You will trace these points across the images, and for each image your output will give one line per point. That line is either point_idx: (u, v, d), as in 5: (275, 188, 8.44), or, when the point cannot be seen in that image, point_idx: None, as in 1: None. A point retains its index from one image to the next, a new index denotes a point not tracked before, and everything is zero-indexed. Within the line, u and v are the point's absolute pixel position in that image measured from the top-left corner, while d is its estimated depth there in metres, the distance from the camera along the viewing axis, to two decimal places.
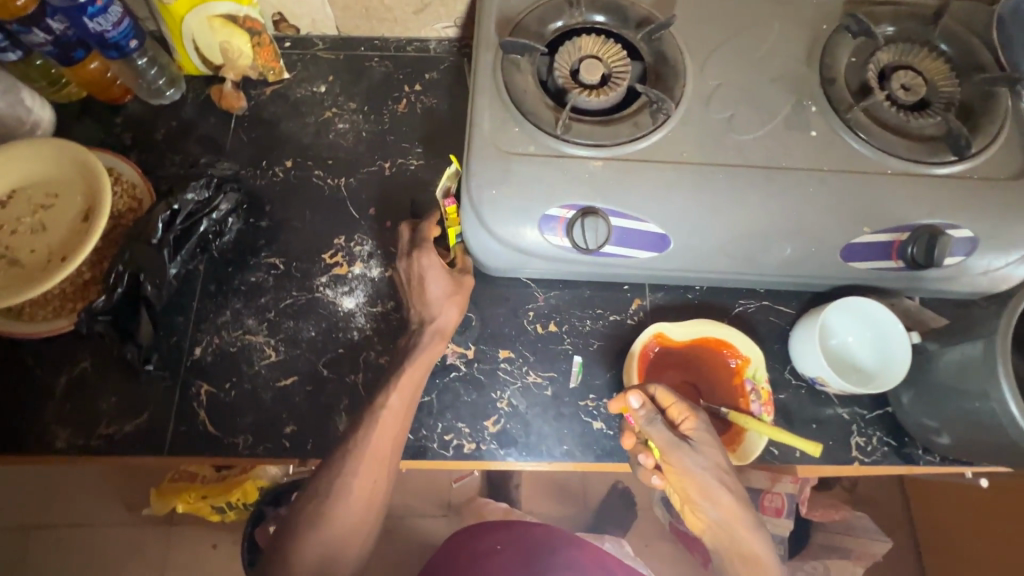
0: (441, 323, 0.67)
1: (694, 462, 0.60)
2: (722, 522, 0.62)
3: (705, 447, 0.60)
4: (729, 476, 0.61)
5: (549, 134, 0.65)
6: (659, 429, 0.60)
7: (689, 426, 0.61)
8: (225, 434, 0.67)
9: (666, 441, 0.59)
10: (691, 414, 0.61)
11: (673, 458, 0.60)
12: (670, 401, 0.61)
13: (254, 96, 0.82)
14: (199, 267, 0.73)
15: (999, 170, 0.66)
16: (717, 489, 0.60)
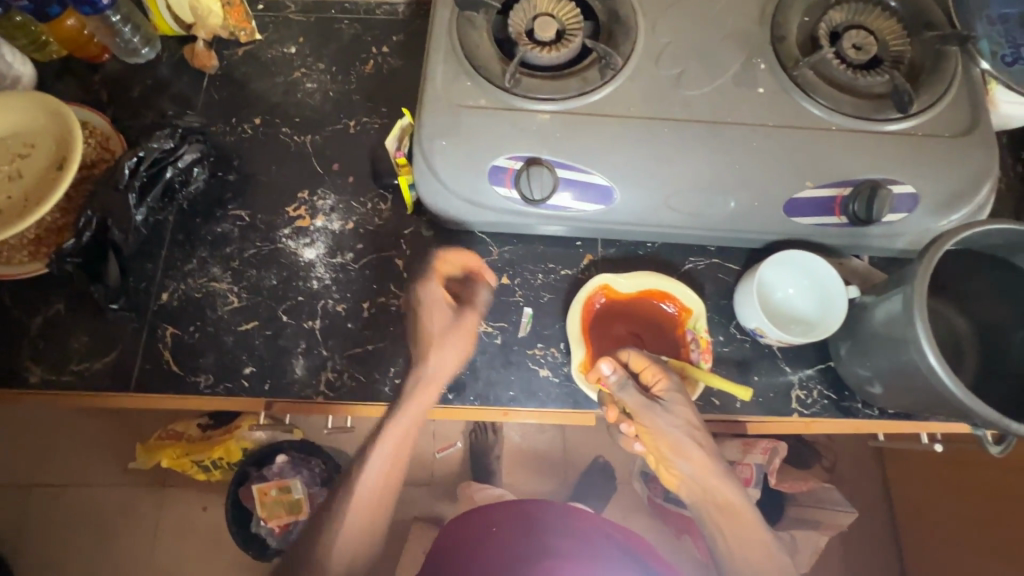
0: (450, 355, 0.69)
1: (667, 421, 0.65)
2: (695, 476, 0.71)
3: (676, 407, 0.65)
4: (701, 431, 0.66)
5: (499, 87, 0.66)
6: (629, 392, 0.64)
7: (660, 388, 0.65)
8: (188, 373, 0.71)
9: (639, 403, 0.64)
10: (661, 375, 0.65)
11: (646, 418, 0.65)
12: (643, 364, 0.66)
13: (227, 56, 0.84)
14: (168, 216, 0.76)
15: (946, 128, 0.66)
16: (689, 445, 0.67)
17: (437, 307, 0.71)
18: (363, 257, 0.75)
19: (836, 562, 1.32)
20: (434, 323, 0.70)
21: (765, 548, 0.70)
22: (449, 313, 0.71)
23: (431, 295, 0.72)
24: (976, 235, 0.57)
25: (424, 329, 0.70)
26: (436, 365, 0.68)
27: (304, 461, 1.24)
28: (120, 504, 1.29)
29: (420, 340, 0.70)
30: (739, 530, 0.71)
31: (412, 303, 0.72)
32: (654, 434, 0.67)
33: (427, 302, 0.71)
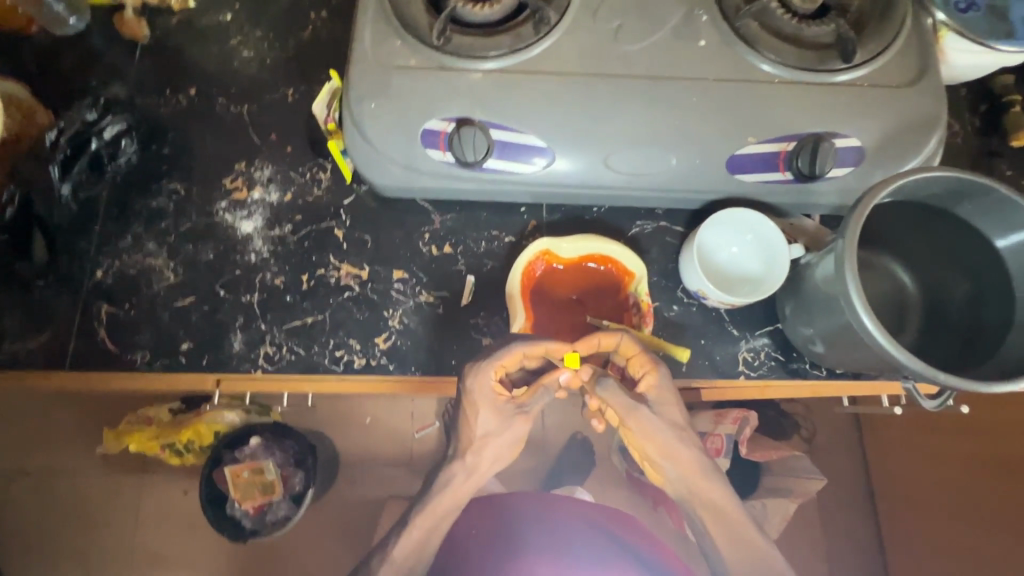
0: (497, 448, 0.65)
1: (653, 419, 0.62)
2: (681, 480, 0.63)
3: (661, 406, 0.62)
4: (689, 430, 0.63)
5: (430, 45, 0.64)
6: (613, 388, 0.62)
7: (648, 384, 0.63)
8: (124, 350, 0.69)
9: (624, 401, 0.62)
10: (650, 369, 0.64)
11: (633, 419, 0.61)
12: (632, 352, 0.65)
13: (159, 25, 0.81)
14: (100, 191, 0.74)
15: (893, 78, 0.64)
16: (677, 446, 0.62)
17: (495, 407, 0.64)
18: (302, 229, 0.73)
19: (813, 530, 1.32)
20: (487, 419, 0.64)
21: (770, 561, 0.60)
22: (505, 410, 0.64)
23: (478, 389, 0.63)
24: (913, 184, 0.55)
25: (471, 424, 0.64)
26: (485, 448, 0.64)
27: (278, 443, 1.16)
28: (90, 493, 1.23)
29: (472, 434, 0.64)
30: (748, 556, 0.60)
31: (466, 402, 0.63)
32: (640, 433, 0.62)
33: (476, 396, 0.63)
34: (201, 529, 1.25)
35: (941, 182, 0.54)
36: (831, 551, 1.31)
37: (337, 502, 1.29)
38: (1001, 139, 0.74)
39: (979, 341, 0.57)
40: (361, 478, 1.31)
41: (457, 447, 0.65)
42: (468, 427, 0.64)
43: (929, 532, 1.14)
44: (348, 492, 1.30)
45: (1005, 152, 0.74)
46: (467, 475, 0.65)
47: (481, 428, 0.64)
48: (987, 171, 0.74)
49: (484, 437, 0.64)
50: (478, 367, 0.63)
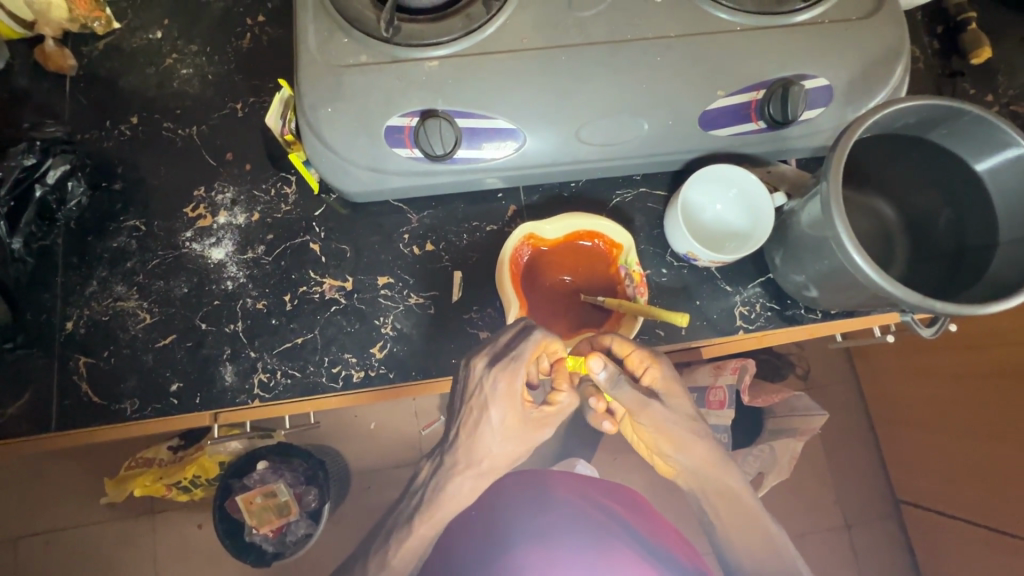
0: (521, 453, 0.62)
1: (667, 414, 0.60)
2: (695, 470, 0.62)
3: (671, 398, 0.61)
4: (700, 424, 0.62)
5: (379, 39, 0.61)
6: (623, 385, 0.59)
7: (654, 377, 0.61)
8: (111, 401, 0.66)
9: (637, 399, 0.59)
10: (652, 363, 0.61)
11: (644, 415, 0.60)
12: (628, 349, 0.62)
13: (87, 53, 0.76)
14: (54, 240, 0.70)
15: (852, 11, 0.63)
16: (691, 437, 0.61)
17: (519, 413, 0.60)
18: (276, 248, 0.70)
19: (820, 461, 1.36)
20: (509, 425, 0.60)
21: (772, 539, 0.62)
22: (528, 416, 0.60)
23: (504, 390, 0.58)
24: (887, 116, 0.55)
25: (488, 430, 0.60)
26: (503, 457, 0.61)
27: (286, 463, 1.15)
28: (105, 541, 1.21)
29: (493, 442, 0.60)
30: (755, 538, 0.62)
31: (487, 403, 0.59)
32: (650, 425, 0.61)
33: (500, 399, 0.59)
34: (223, 562, 1.23)
35: (915, 111, 0.54)
36: (838, 479, 1.35)
37: (355, 511, 1.28)
38: (962, 59, 0.74)
39: (965, 263, 0.58)
40: (378, 484, 1.30)
41: (468, 461, 0.61)
42: (481, 433, 0.60)
43: (928, 448, 1.19)
44: (367, 500, 1.29)
45: (967, 71, 0.75)
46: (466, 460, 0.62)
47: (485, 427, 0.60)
48: (951, 93, 0.74)
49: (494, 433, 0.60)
50: (503, 364, 0.59)
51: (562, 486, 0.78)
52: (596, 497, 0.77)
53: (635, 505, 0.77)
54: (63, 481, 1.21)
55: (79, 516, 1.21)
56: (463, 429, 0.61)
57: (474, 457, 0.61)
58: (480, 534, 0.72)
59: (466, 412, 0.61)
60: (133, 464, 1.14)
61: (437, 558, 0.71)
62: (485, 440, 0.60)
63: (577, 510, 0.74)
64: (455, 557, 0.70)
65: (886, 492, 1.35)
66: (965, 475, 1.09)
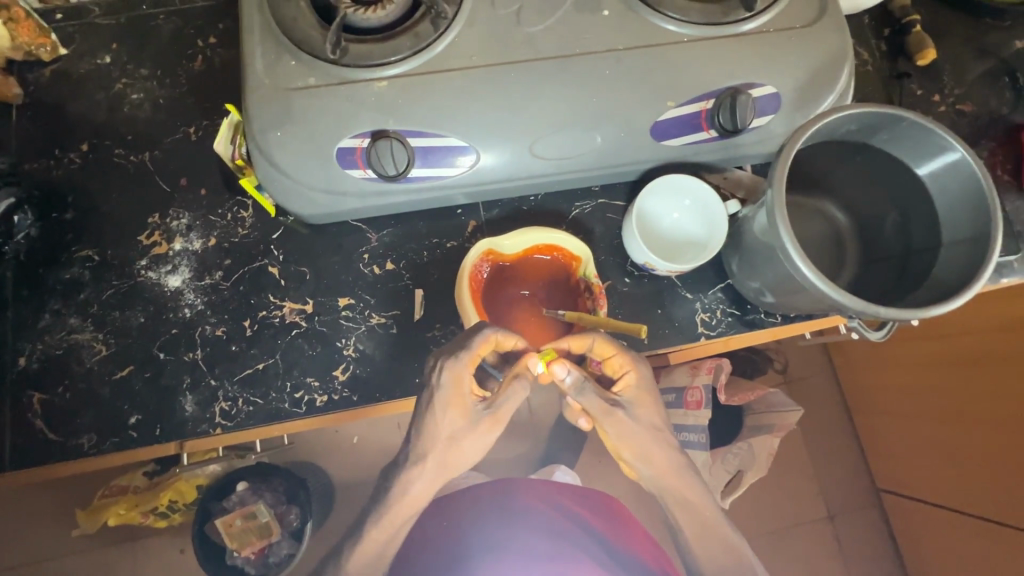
0: (470, 448, 0.62)
1: (632, 423, 0.61)
2: (656, 480, 0.63)
3: (636, 407, 0.61)
4: (664, 432, 0.63)
5: (326, 60, 0.60)
6: (588, 392, 0.61)
7: (627, 384, 0.62)
8: (68, 437, 0.65)
9: (599, 405, 0.61)
10: (630, 368, 0.62)
11: (610, 424, 0.62)
12: (609, 352, 0.63)
13: (33, 80, 0.74)
14: (3, 274, 0.69)
15: (796, 19, 0.63)
16: (653, 448, 0.62)
17: (464, 406, 0.61)
18: (233, 273, 0.69)
19: (797, 454, 1.37)
20: (454, 419, 0.61)
21: (734, 548, 0.62)
22: (472, 410, 0.61)
23: (453, 385, 0.60)
24: (830, 124, 0.55)
25: (435, 424, 0.61)
26: (451, 453, 0.62)
27: (265, 483, 1.13)
28: (84, 571, 1.19)
29: (439, 436, 0.61)
30: (717, 542, 0.62)
31: (435, 399, 0.60)
32: (614, 433, 0.62)
33: (447, 394, 0.60)
34: None
35: (857, 119, 0.55)
36: (818, 471, 1.37)
37: (340, 529, 1.26)
38: (908, 60, 0.76)
39: (913, 264, 0.59)
40: (359, 500, 1.28)
41: (417, 454, 0.61)
42: (442, 441, 0.61)
43: (904, 438, 1.21)
44: (349, 517, 1.28)
45: (914, 72, 0.76)
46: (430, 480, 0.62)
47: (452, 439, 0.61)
48: (900, 94, 0.76)
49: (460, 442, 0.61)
50: (453, 361, 0.60)
51: (531, 493, 0.78)
52: (563, 502, 0.77)
53: (606, 512, 0.77)
54: (37, 512, 1.18)
55: (51, 549, 1.18)
56: (413, 424, 0.62)
57: (422, 451, 0.61)
58: (448, 543, 0.71)
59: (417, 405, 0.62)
60: (106, 493, 1.11)
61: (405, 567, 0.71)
62: (433, 431, 0.61)
63: (547, 518, 0.73)
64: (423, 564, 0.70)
65: (865, 482, 1.37)
66: (940, 463, 1.12)
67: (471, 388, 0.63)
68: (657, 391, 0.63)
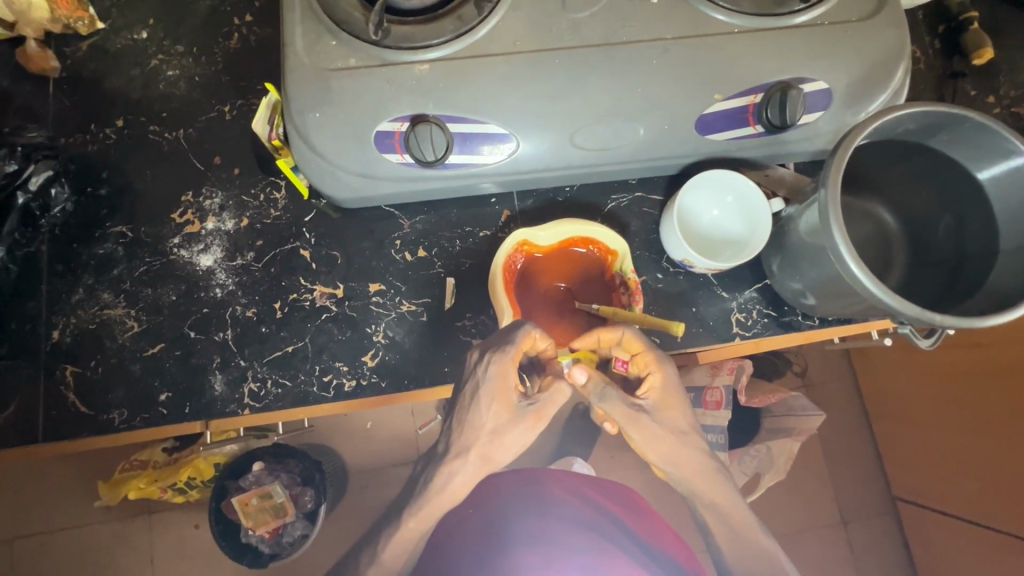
0: (512, 442, 0.61)
1: (658, 426, 0.59)
2: (685, 482, 0.61)
3: (662, 414, 0.60)
4: (691, 434, 0.61)
5: (368, 42, 0.59)
6: (610, 397, 0.59)
7: (652, 386, 0.61)
8: (99, 412, 0.66)
9: (623, 410, 0.59)
10: (654, 368, 0.61)
11: (633, 428, 0.60)
12: (637, 349, 0.61)
13: (70, 54, 0.74)
14: (39, 247, 0.69)
15: (852, 12, 0.61)
16: (679, 451, 0.60)
17: (507, 400, 0.60)
18: (265, 255, 0.69)
19: (816, 459, 1.35)
20: (496, 412, 0.60)
21: (767, 551, 0.61)
22: (516, 406, 0.60)
23: (498, 378, 0.59)
24: (888, 122, 0.54)
25: (477, 416, 0.60)
26: (493, 447, 0.60)
27: (282, 465, 1.12)
28: (103, 541, 1.21)
29: (482, 428, 0.60)
30: (747, 543, 0.61)
31: (480, 390, 0.60)
32: (641, 437, 0.60)
33: (492, 386, 0.59)
34: (218, 562, 1.22)
35: (914, 117, 0.53)
36: (836, 477, 1.35)
37: (353, 512, 1.27)
38: (963, 59, 0.73)
39: (965, 272, 0.58)
40: (374, 484, 1.28)
41: (460, 446, 0.61)
42: (472, 430, 0.60)
43: (922, 447, 1.19)
44: (363, 500, 1.28)
45: (968, 72, 0.73)
46: (457, 470, 0.61)
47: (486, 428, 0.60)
48: (952, 94, 0.73)
49: (493, 433, 0.60)
50: (499, 353, 0.59)
51: (556, 483, 0.78)
52: (588, 496, 0.76)
53: (633, 505, 0.77)
54: (60, 482, 1.20)
55: (72, 516, 1.20)
56: (457, 415, 0.62)
57: (466, 444, 0.61)
58: (478, 533, 0.71)
59: (462, 398, 0.62)
60: (126, 466, 1.12)
61: (432, 551, 0.72)
62: (474, 423, 0.60)
63: (575, 510, 0.73)
64: (449, 552, 0.71)
65: (882, 490, 1.35)
66: (958, 474, 1.09)
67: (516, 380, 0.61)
68: (683, 392, 0.61)
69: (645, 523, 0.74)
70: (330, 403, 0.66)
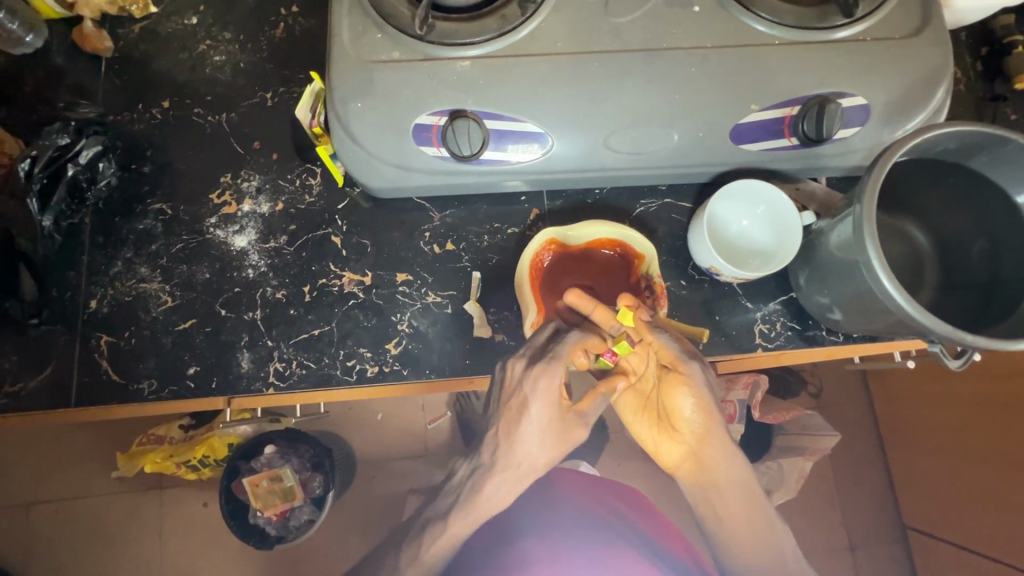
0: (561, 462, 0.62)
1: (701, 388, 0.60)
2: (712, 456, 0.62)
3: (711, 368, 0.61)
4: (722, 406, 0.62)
5: (412, 36, 0.60)
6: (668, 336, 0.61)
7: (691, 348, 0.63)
8: (129, 381, 0.68)
9: (677, 352, 0.60)
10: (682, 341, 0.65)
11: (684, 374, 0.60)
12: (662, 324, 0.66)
13: (122, 35, 0.77)
14: (82, 219, 0.71)
15: (895, 30, 0.61)
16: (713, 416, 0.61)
17: (559, 416, 0.61)
18: (298, 239, 0.71)
19: (827, 480, 1.34)
20: (550, 433, 0.60)
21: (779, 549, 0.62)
22: (570, 420, 0.61)
23: (547, 389, 0.59)
24: (929, 139, 0.53)
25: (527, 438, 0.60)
26: (542, 464, 0.61)
27: (293, 449, 1.14)
28: (115, 511, 1.23)
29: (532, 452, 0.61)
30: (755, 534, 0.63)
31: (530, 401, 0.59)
32: (684, 396, 0.61)
33: (542, 400, 0.59)
34: (224, 540, 1.24)
35: (955, 137, 0.53)
36: (847, 501, 1.33)
37: (359, 501, 1.28)
38: (1005, 83, 0.73)
39: (997, 295, 0.57)
40: (382, 476, 1.29)
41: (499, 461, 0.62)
42: None
43: (936, 474, 1.17)
44: (370, 490, 1.29)
45: (1010, 96, 0.73)
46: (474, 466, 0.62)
47: (545, 452, 0.60)
48: (992, 117, 0.72)
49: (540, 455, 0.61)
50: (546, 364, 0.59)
51: (576, 486, 0.78)
52: (607, 502, 0.76)
53: (652, 516, 0.76)
54: (79, 450, 1.23)
55: (86, 484, 1.23)
56: (505, 432, 0.61)
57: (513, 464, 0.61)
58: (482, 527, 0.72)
59: (508, 415, 0.61)
60: (142, 440, 1.14)
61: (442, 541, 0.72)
62: (525, 443, 0.60)
63: (593, 514, 0.73)
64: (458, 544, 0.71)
65: (894, 517, 1.32)
66: (970, 503, 1.08)
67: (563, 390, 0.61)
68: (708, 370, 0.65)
69: (663, 534, 0.73)
70: (351, 388, 0.68)
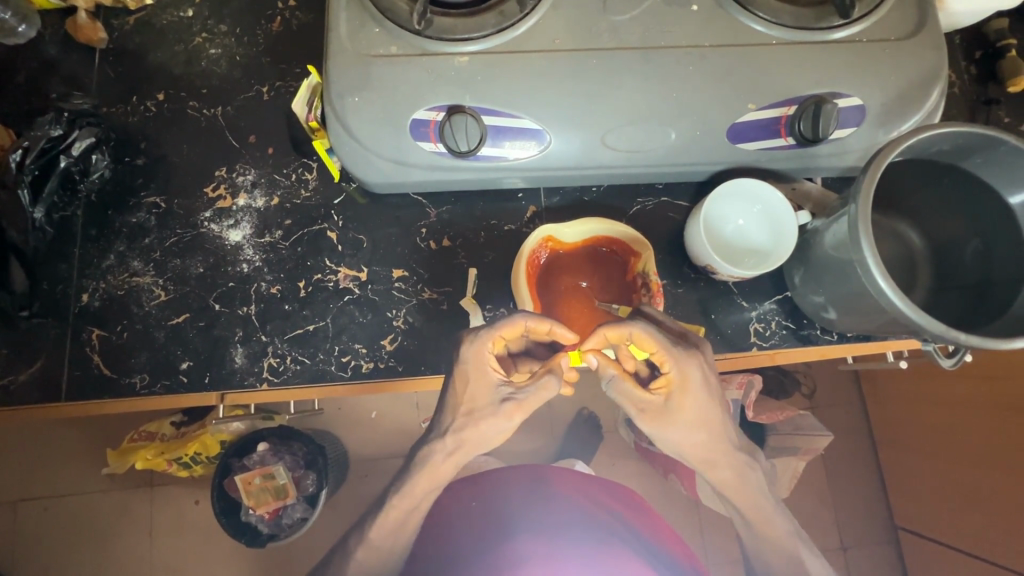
0: (498, 436, 0.60)
1: (677, 420, 0.58)
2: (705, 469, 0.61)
3: (671, 408, 0.58)
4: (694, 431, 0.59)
5: (411, 32, 0.60)
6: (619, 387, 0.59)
7: (664, 381, 0.58)
8: (121, 375, 0.67)
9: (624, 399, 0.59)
10: (669, 363, 0.57)
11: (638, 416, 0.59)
12: (649, 343, 0.58)
13: (117, 27, 0.76)
14: (75, 211, 0.71)
15: (891, 32, 0.61)
16: (689, 442, 0.59)
17: (489, 386, 0.59)
18: (293, 234, 0.70)
19: (819, 481, 1.34)
20: (474, 393, 0.59)
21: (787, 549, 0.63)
22: (495, 389, 0.59)
23: (473, 363, 0.58)
24: (925, 139, 0.54)
25: (456, 398, 0.59)
26: (491, 445, 0.60)
27: (286, 446, 1.11)
28: (104, 509, 1.22)
29: (469, 421, 0.59)
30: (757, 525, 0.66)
31: (456, 375, 0.59)
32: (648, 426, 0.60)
33: (468, 371, 0.58)
34: (215, 538, 1.23)
35: (950, 138, 0.53)
36: (838, 501, 1.34)
37: (352, 499, 1.27)
38: (998, 86, 0.73)
39: (990, 295, 0.58)
40: (375, 474, 1.29)
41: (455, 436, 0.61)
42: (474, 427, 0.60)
43: (928, 474, 1.17)
44: (362, 488, 1.28)
45: (1003, 99, 0.73)
46: (467, 464, 0.62)
47: (467, 401, 0.59)
48: (985, 120, 0.73)
49: (468, 414, 0.59)
50: (473, 338, 0.58)
51: (585, 487, 0.77)
52: (614, 506, 0.75)
53: (655, 520, 0.75)
54: (69, 447, 1.22)
55: (75, 482, 1.22)
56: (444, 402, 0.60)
57: (468, 450, 0.61)
58: (484, 521, 0.71)
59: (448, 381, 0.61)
60: (133, 437, 1.14)
61: (444, 532, 0.72)
62: (489, 442, 0.61)
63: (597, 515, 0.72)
64: (453, 542, 0.71)
65: (884, 517, 1.33)
66: (961, 504, 1.09)
67: (493, 361, 0.59)
68: (702, 393, 0.58)
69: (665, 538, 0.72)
70: (344, 384, 0.67)
